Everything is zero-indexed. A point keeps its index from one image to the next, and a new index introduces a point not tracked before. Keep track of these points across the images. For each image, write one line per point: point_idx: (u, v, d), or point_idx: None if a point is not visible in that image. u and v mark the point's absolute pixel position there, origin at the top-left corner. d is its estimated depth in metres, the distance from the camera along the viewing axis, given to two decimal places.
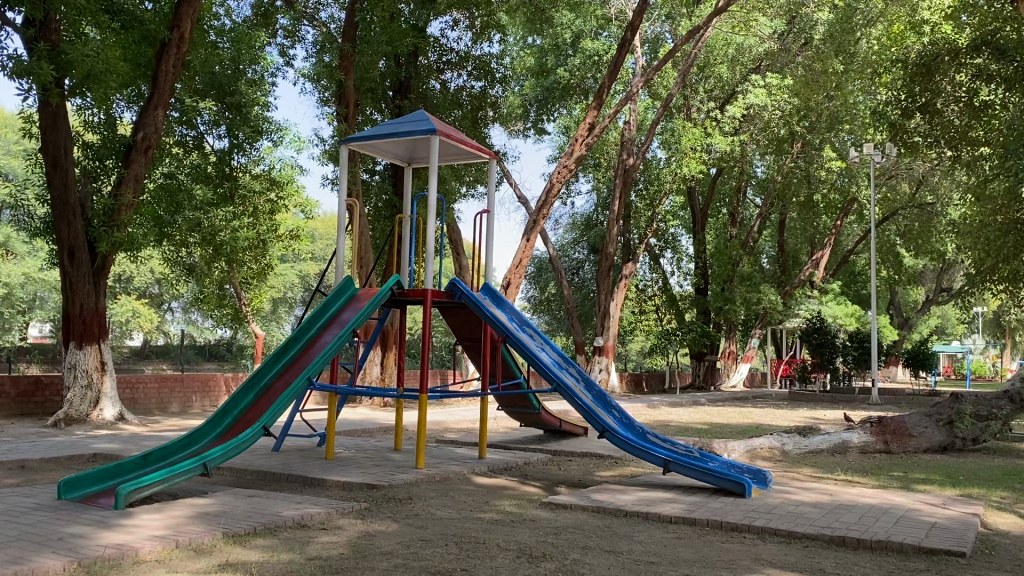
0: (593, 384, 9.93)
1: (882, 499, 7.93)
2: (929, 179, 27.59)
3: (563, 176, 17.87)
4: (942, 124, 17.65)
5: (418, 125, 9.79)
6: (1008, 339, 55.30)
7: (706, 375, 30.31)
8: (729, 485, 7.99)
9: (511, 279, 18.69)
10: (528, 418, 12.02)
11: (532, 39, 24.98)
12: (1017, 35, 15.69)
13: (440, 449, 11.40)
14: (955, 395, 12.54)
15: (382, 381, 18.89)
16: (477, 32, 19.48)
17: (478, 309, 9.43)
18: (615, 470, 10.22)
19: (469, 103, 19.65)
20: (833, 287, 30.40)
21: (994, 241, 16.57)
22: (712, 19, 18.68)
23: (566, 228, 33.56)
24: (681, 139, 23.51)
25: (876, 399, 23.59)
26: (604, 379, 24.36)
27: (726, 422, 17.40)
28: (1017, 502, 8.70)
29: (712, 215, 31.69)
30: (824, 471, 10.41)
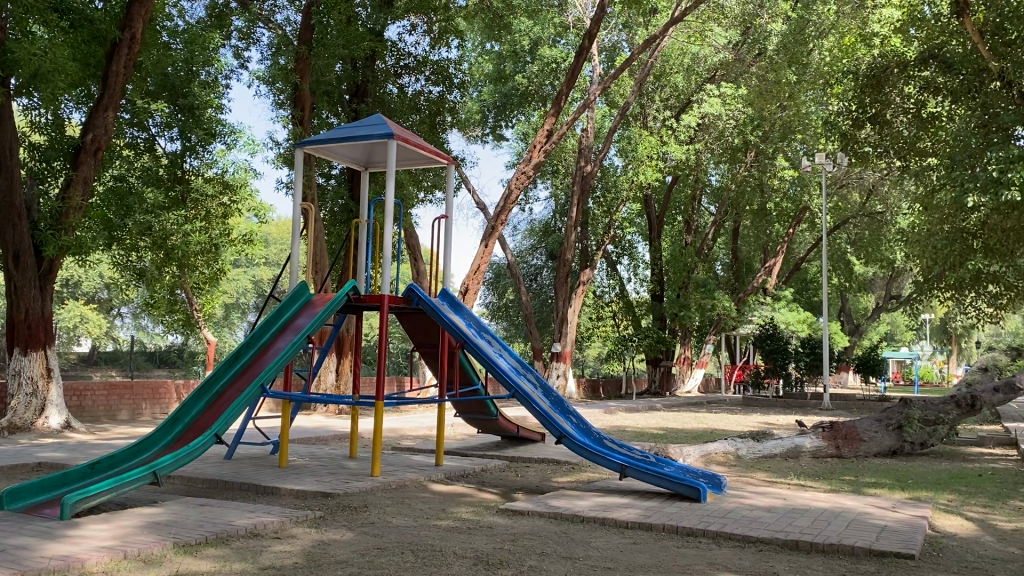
0: (551, 390, 9.93)
1: (834, 503, 8.05)
2: (878, 189, 28.21)
3: (522, 182, 17.83)
4: (891, 135, 18.21)
5: (376, 130, 9.72)
6: (954, 346, 56.80)
7: (662, 380, 30.58)
8: (685, 489, 8.02)
9: (469, 285, 18.62)
10: (486, 424, 11.98)
11: (490, 45, 25.07)
12: (963, 49, 16.12)
13: (395, 457, 11.30)
14: (904, 400, 12.75)
15: (336, 389, 18.71)
16: (435, 37, 19.36)
17: (435, 315, 9.36)
18: (572, 476, 10.24)
19: (427, 108, 19.55)
20: (785, 294, 30.91)
21: (942, 248, 16.95)
22: (668, 28, 18.80)
23: (524, 234, 33.66)
24: (637, 147, 23.74)
25: (827, 404, 23.97)
26: (562, 386, 24.42)
27: (681, 427, 17.55)
28: (964, 505, 8.89)
29: (668, 222, 31.95)
30: (778, 476, 10.54)
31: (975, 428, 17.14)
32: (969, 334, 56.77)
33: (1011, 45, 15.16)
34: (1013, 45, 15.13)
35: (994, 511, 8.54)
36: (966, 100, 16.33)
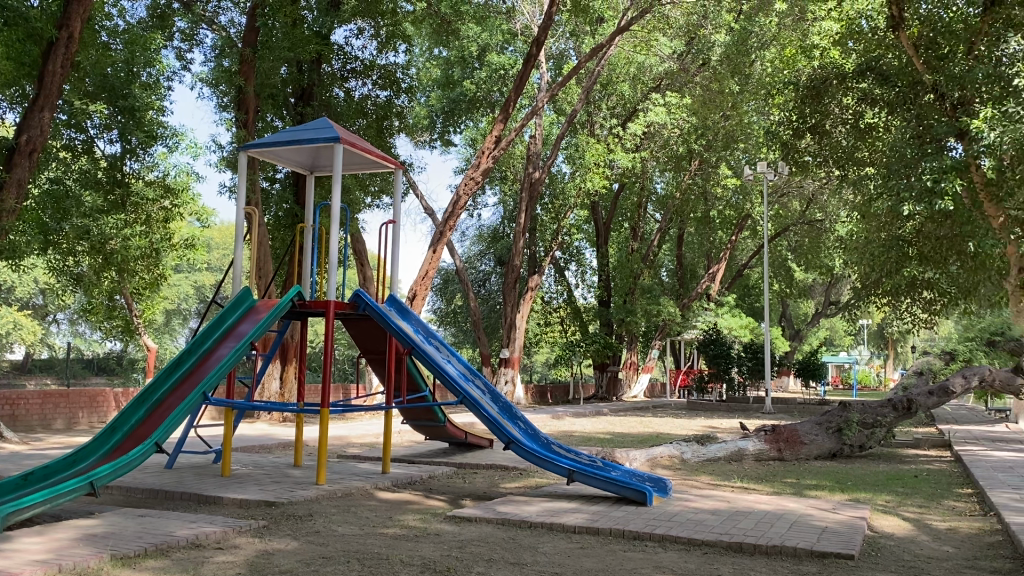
0: (499, 395, 9.92)
1: (776, 505, 8.20)
2: (818, 198, 28.87)
3: (470, 188, 17.78)
4: (830, 145, 18.62)
5: (321, 133, 9.61)
6: (891, 351, 58.35)
7: (609, 385, 30.61)
8: (631, 493, 8.11)
9: (417, 290, 18.52)
10: (433, 431, 11.91)
11: (438, 51, 25.03)
12: (900, 62, 16.69)
13: (341, 465, 11.17)
14: (843, 404, 13.04)
15: (280, 396, 18.45)
16: (382, 41, 19.26)
17: (383, 321, 9.28)
18: (520, 481, 10.25)
19: (375, 112, 19.38)
20: (728, 300, 30.60)
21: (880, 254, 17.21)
22: (616, 37, 18.89)
23: (473, 240, 33.66)
24: (584, 154, 23.93)
25: (769, 408, 24.38)
26: (510, 392, 24.43)
27: (628, 431, 17.68)
28: (900, 505, 9.13)
29: (615, 229, 32.18)
30: (722, 479, 10.69)
31: (909, 431, 17.63)
32: (904, 338, 58.33)
33: (944, 58, 15.74)
34: (946, 58, 15.74)
35: (930, 512, 8.79)
36: (901, 111, 16.73)
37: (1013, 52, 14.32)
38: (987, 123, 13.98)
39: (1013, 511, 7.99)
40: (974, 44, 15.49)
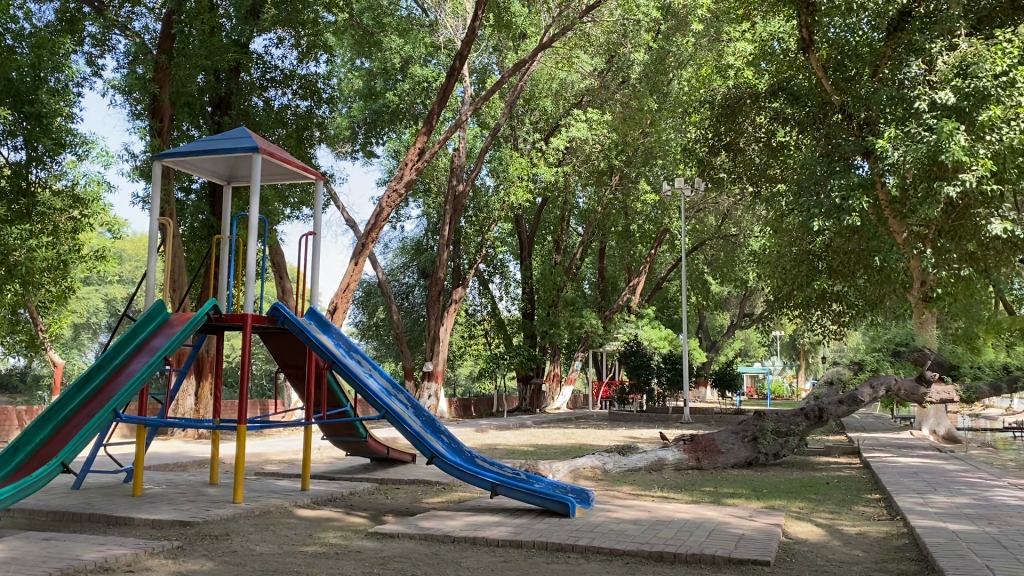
0: (422, 410, 9.85)
1: (695, 514, 8.37)
2: (733, 213, 29.75)
3: (392, 200, 17.62)
4: (744, 162, 19.30)
5: (240, 143, 9.41)
6: (803, 360, 60.41)
7: (532, 399, 30.91)
8: (554, 505, 8.16)
9: (338, 303, 18.26)
10: (354, 447, 11.74)
11: (360, 61, 24.89)
12: (809, 83, 17.36)
13: (259, 482, 10.90)
14: (758, 413, 13.39)
15: (195, 413, 17.92)
16: (303, 51, 18.97)
17: (303, 335, 9.09)
18: (443, 496, 10.20)
19: (295, 122, 19.06)
20: (648, 312, 31.37)
21: (791, 268, 18.36)
22: (538, 53, 19.00)
23: (396, 252, 33.56)
24: (508, 167, 24.01)
25: (688, 418, 24.91)
26: (433, 406, 24.28)
27: (551, 443, 17.80)
28: (813, 511, 9.42)
29: (538, 241, 32.39)
30: (642, 489, 10.84)
31: (822, 439, 18.28)
32: (816, 348, 60.26)
33: (851, 81, 16.52)
34: (853, 81, 16.60)
35: (840, 517, 9.08)
36: (811, 130, 17.31)
37: (915, 75, 14.98)
38: (891, 142, 14.61)
39: (918, 515, 8.33)
40: (878, 67, 16.35)
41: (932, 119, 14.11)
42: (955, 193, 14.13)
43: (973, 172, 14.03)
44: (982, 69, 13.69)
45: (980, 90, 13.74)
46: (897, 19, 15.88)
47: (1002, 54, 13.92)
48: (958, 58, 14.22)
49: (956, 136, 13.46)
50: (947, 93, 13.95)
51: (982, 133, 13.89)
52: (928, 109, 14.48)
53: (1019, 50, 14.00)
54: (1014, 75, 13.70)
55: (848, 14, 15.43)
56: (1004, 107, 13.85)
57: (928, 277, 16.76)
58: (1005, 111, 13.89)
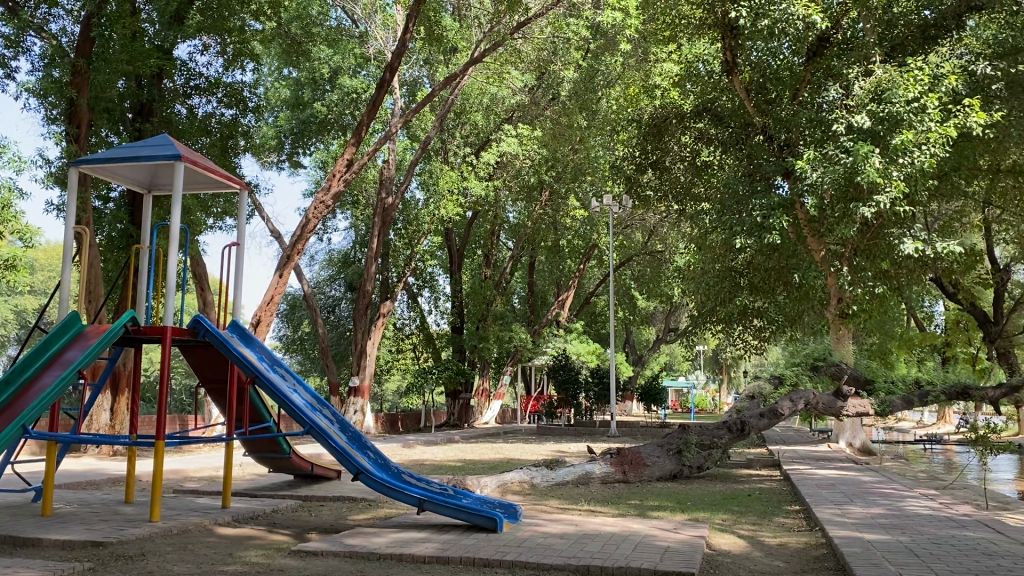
0: (348, 425, 9.71)
1: (621, 527, 8.44)
2: (659, 230, 30.30)
3: (319, 211, 17.33)
4: (670, 180, 19.76)
5: (161, 151, 9.16)
6: (726, 375, 61.78)
7: (461, 413, 30.77)
8: (481, 520, 8.13)
9: (261, 316, 17.86)
10: (278, 463, 11.46)
11: (288, 71, 24.54)
12: (733, 105, 18.01)
13: (177, 500, 10.54)
14: (683, 426, 13.63)
15: (110, 429, 17.31)
16: (228, 59, 18.62)
17: (224, 349, 8.84)
18: (368, 513, 10.04)
19: (219, 131, 18.68)
20: (576, 327, 31.62)
21: (714, 285, 18.92)
22: (469, 67, 18.98)
23: (322, 265, 33.10)
24: (438, 181, 23.81)
25: (614, 432, 25.12)
26: (359, 421, 23.94)
27: (479, 458, 17.72)
28: (736, 523, 9.60)
29: (468, 255, 32.34)
30: (570, 502, 10.88)
31: (744, 452, 18.70)
32: (738, 364, 61.75)
33: (771, 103, 17.14)
34: (773, 103, 17.13)
35: (762, 529, 9.28)
36: (733, 150, 18.08)
37: (833, 99, 15.54)
38: (809, 163, 15.10)
39: (835, 526, 8.56)
40: (798, 90, 16.88)
41: (849, 142, 14.66)
42: (870, 214, 14.61)
43: (887, 194, 14.45)
44: (895, 95, 14.24)
45: (894, 114, 14.31)
46: (816, 44, 16.44)
47: (914, 81, 14.42)
48: (874, 84, 14.80)
49: (870, 159, 13.97)
50: (863, 117, 14.48)
51: (895, 156, 14.34)
52: (846, 131, 15.02)
53: (929, 77, 14.59)
54: (925, 101, 14.20)
55: (770, 38, 15.64)
56: (916, 131, 14.31)
57: (845, 295, 17.29)
58: (917, 135, 14.35)
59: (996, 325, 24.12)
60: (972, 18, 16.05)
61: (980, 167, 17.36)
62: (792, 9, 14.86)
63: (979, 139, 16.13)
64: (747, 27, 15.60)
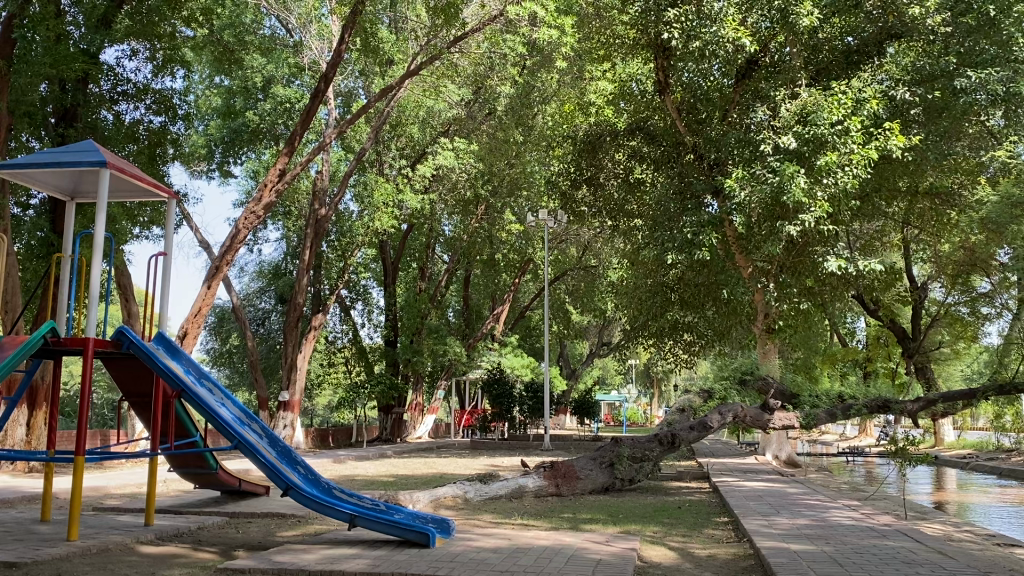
0: (277, 440, 9.54)
1: (554, 541, 8.47)
2: (593, 245, 30.65)
3: (250, 222, 17.02)
4: (604, 197, 20.05)
5: (85, 157, 8.89)
6: (656, 390, 62.93)
7: (393, 428, 30.64)
8: (413, 535, 8.07)
9: (188, 328, 17.41)
10: (204, 479, 11.18)
11: (220, 78, 24.13)
12: (665, 124, 18.54)
13: (97, 518, 10.19)
14: (615, 439, 13.78)
15: (26, 444, 16.65)
16: (158, 65, 18.23)
17: (149, 361, 8.58)
18: (298, 529, 9.87)
19: (147, 138, 18.24)
20: (511, 340, 31.70)
21: (646, 299, 19.27)
22: (405, 80, 18.80)
23: (253, 276, 32.47)
24: (373, 193, 23.44)
25: (547, 445, 25.25)
26: (289, 436, 23.55)
27: (411, 473, 17.59)
28: (666, 535, 9.74)
29: (403, 268, 32.26)
30: (503, 516, 10.88)
31: (674, 465, 19.01)
32: (669, 379, 62.87)
33: (702, 123, 17.68)
34: (703, 122, 17.69)
35: (691, 540, 9.43)
36: (666, 168, 18.59)
37: (761, 120, 16.00)
38: (738, 181, 15.47)
39: (762, 537, 8.74)
40: (727, 111, 17.33)
41: (776, 162, 15.10)
42: (795, 232, 15.05)
43: (811, 213, 14.92)
44: (820, 118, 14.71)
45: (819, 136, 14.78)
46: (745, 67, 16.97)
47: (838, 104, 14.85)
48: (799, 106, 15.27)
49: (796, 179, 14.39)
50: (789, 138, 14.94)
51: (820, 177, 14.82)
52: (772, 152, 15.47)
53: (852, 101, 15.05)
54: (847, 124, 14.68)
55: (701, 59, 15.98)
56: (839, 153, 14.75)
57: (771, 310, 17.72)
58: (840, 157, 14.80)
59: (914, 341, 25.03)
60: (892, 45, 16.70)
61: (899, 188, 18.00)
62: (722, 32, 15.30)
63: (899, 161, 16.85)
64: (679, 48, 15.91)
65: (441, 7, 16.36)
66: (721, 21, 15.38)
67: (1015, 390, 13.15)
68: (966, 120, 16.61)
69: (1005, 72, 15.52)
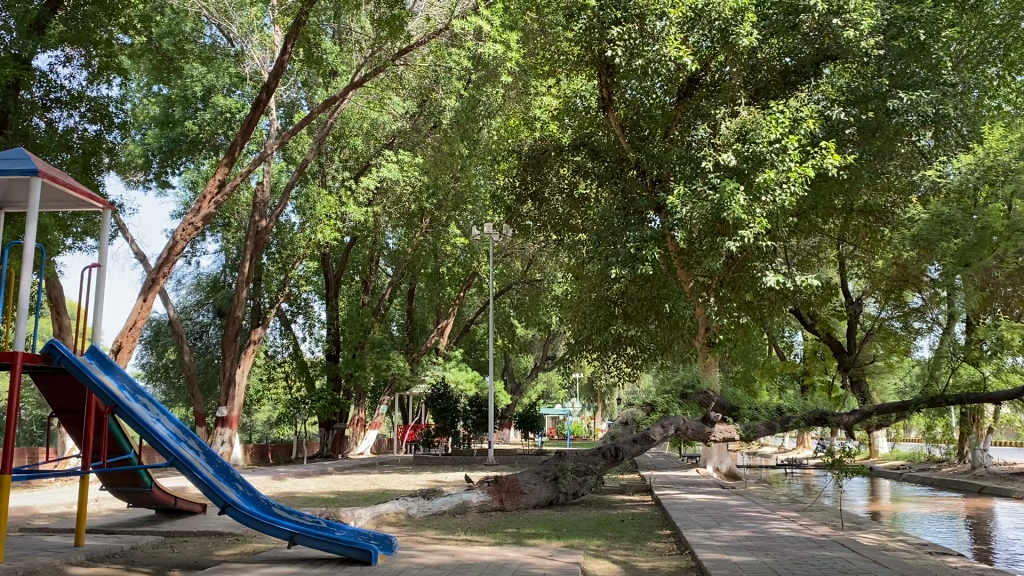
0: (214, 456, 9.31)
1: (498, 556, 8.42)
2: (537, 259, 30.79)
3: (188, 234, 16.63)
4: (549, 211, 20.27)
5: (16, 165, 8.60)
6: (599, 404, 63.47)
7: (335, 444, 30.35)
8: (355, 553, 7.92)
9: (122, 342, 16.90)
10: (138, 497, 10.84)
11: (158, 88, 23.69)
12: (608, 140, 18.77)
13: (24, 539, 9.79)
14: (559, 453, 13.81)
15: None
16: (94, 73, 17.77)
17: (81, 376, 8.29)
18: (236, 548, 9.64)
19: (81, 147, 17.73)
20: (455, 354, 31.61)
21: (591, 313, 19.38)
22: (348, 92, 18.60)
23: (190, 289, 31.79)
24: (316, 205, 23.10)
25: (491, 459, 25.19)
26: (227, 453, 23.07)
27: (353, 489, 17.34)
28: (610, 549, 9.74)
29: (346, 281, 32.06)
30: (446, 532, 10.78)
31: (617, 478, 19.13)
32: (612, 392, 63.46)
33: (645, 139, 17.75)
34: (646, 139, 17.91)
35: (634, 553, 9.46)
36: (610, 184, 18.49)
37: (701, 138, 16.33)
38: (679, 198, 15.68)
39: (703, 549, 8.80)
40: (669, 128, 17.68)
41: (716, 178, 15.40)
42: (735, 247, 15.28)
43: (750, 229, 15.14)
44: (759, 136, 15.09)
45: (758, 154, 15.20)
46: (686, 85, 17.23)
47: (776, 123, 15.26)
48: (739, 124, 15.67)
49: (736, 196, 14.66)
50: (729, 155, 15.32)
51: (758, 194, 15.10)
52: (713, 169, 15.78)
53: (789, 120, 15.45)
54: (785, 142, 15.05)
55: (644, 77, 16.29)
56: (777, 170, 15.11)
57: (712, 324, 18.03)
58: (778, 175, 15.12)
59: (849, 355, 25.68)
60: (828, 66, 17.11)
61: (834, 206, 18.51)
62: (665, 50, 15.58)
63: (834, 180, 17.25)
64: (623, 66, 16.14)
65: (387, 20, 16.25)
66: (664, 39, 15.65)
67: (945, 403, 13.39)
68: (898, 141, 17.21)
69: (933, 95, 16.34)
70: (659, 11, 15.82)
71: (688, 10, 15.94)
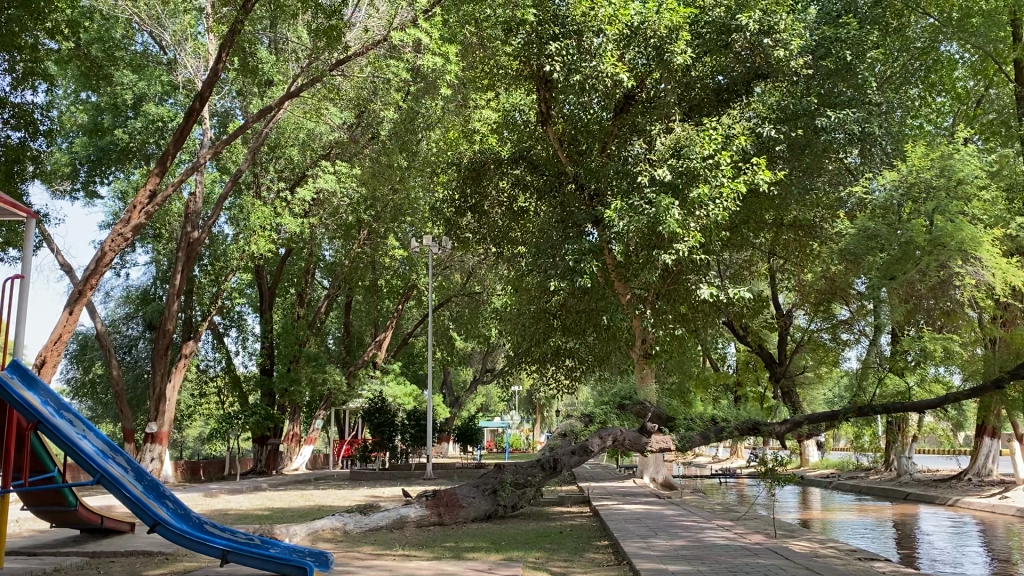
0: (144, 473, 9.05)
1: (436, 570, 8.36)
2: (477, 271, 30.83)
3: (117, 245, 16.16)
4: (489, 224, 20.32)
5: None
6: (538, 416, 63.75)
7: (269, 460, 29.70)
8: (290, 570, 7.73)
9: (46, 356, 16.34)
10: (62, 516, 10.48)
11: (87, 94, 23.05)
12: (547, 154, 19.02)
13: None
14: (497, 466, 13.81)
15: None
16: (17, 78, 17.30)
17: (2, 392, 7.91)
18: (166, 567, 9.37)
19: (4, 154, 17.12)
20: (393, 367, 31.33)
21: (529, 325, 19.32)
22: (284, 102, 18.11)
23: (119, 301, 30.87)
24: (250, 216, 22.72)
25: (429, 473, 24.97)
26: (157, 469, 22.45)
27: (288, 506, 16.99)
28: (548, 561, 9.77)
29: (281, 293, 31.56)
30: (383, 548, 10.67)
31: (554, 490, 19.18)
32: (550, 405, 63.79)
33: (582, 154, 18.14)
34: (584, 153, 18.14)
35: (573, 565, 9.50)
36: (548, 197, 18.94)
37: (637, 153, 16.54)
38: (616, 211, 15.72)
39: (641, 559, 8.87)
40: (606, 143, 17.78)
41: (652, 193, 15.55)
42: (670, 261, 15.50)
43: (685, 243, 15.39)
44: (692, 151, 15.39)
45: (691, 169, 15.40)
46: (623, 101, 17.50)
47: (709, 139, 15.62)
48: (673, 141, 15.98)
49: (671, 210, 14.87)
50: (664, 170, 15.51)
51: (693, 209, 15.38)
52: (649, 183, 15.92)
53: (722, 137, 15.82)
54: (718, 158, 15.39)
55: (582, 92, 16.49)
56: (710, 185, 15.39)
57: (648, 335, 18.36)
58: (711, 190, 15.44)
59: (780, 365, 26.28)
60: (759, 85, 17.61)
61: (765, 221, 19.03)
62: (602, 67, 15.82)
63: (765, 196, 17.81)
64: (561, 81, 16.19)
65: (325, 29, 16.08)
66: (601, 56, 15.88)
67: (873, 412, 13.80)
68: (826, 158, 17.82)
69: (859, 114, 17.09)
70: (596, 27, 16.01)
71: (624, 28, 16.18)
